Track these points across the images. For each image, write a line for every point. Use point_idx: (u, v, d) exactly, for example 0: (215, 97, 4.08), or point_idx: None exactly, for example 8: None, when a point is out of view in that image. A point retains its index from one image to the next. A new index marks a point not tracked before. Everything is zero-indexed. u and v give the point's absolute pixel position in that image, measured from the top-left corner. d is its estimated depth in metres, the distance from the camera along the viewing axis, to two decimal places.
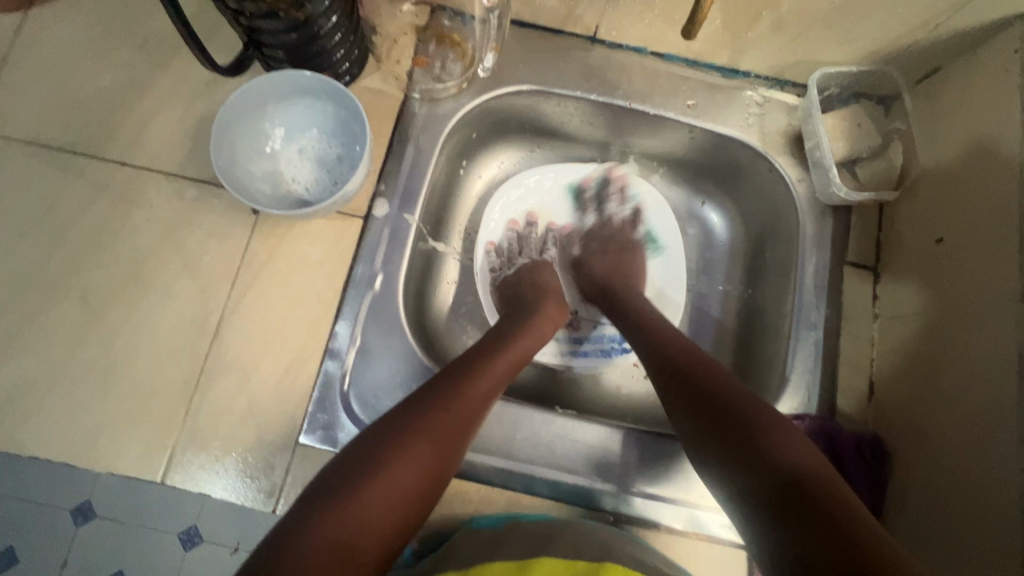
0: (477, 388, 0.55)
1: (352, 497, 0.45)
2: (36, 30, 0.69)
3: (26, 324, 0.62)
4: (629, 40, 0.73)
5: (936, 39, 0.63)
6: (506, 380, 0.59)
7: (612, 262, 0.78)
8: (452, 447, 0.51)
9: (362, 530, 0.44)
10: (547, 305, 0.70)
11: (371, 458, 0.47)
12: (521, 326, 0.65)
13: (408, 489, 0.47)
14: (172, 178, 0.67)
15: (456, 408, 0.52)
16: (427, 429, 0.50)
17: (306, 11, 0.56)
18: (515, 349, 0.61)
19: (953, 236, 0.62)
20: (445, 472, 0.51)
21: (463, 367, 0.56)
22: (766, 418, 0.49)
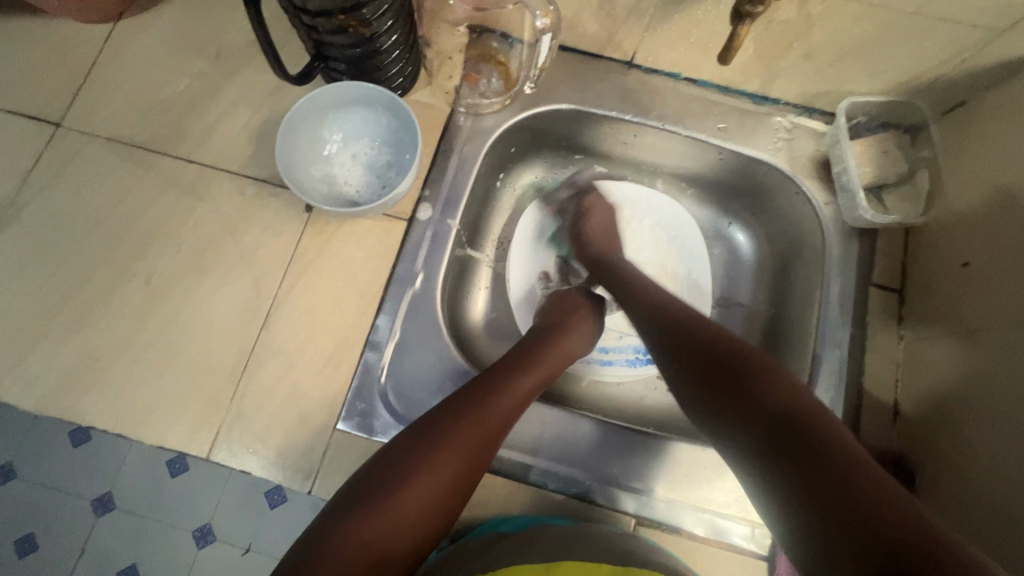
0: (502, 404, 0.55)
1: (384, 505, 0.47)
2: (122, 39, 0.77)
3: (92, 304, 0.67)
4: (664, 65, 0.77)
5: (963, 73, 0.66)
6: (533, 393, 0.60)
7: (603, 226, 0.79)
8: (483, 458, 0.52)
9: (394, 537, 0.46)
10: (584, 318, 0.71)
11: (402, 467, 0.49)
12: (552, 340, 0.66)
13: (439, 499, 0.49)
14: (234, 177, 0.72)
15: (481, 421, 0.53)
16: (458, 442, 0.51)
17: (372, 28, 0.61)
18: (541, 366, 0.62)
19: (980, 260, 0.63)
20: (475, 481, 0.52)
21: (491, 380, 0.57)
22: (760, 371, 0.50)
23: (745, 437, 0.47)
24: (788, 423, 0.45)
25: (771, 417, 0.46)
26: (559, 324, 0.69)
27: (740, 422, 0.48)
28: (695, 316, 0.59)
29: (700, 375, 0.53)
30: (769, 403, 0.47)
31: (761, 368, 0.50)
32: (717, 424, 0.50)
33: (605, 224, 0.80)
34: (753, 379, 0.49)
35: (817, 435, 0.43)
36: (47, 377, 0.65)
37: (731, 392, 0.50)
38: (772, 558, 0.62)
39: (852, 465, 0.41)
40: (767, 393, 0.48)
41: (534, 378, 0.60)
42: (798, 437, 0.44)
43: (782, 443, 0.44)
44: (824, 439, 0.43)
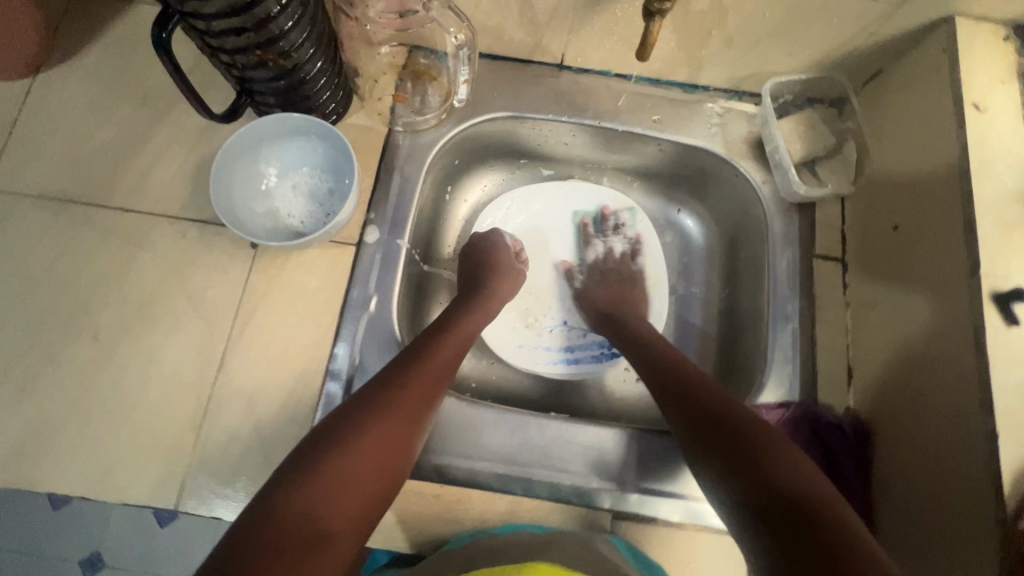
0: (432, 367, 0.60)
1: (322, 470, 0.49)
2: (43, 93, 0.75)
3: (39, 367, 0.66)
4: (594, 64, 0.78)
5: (873, 45, 0.69)
6: (455, 362, 0.64)
7: (612, 293, 0.81)
8: (413, 427, 0.56)
9: (331, 504, 0.48)
10: (498, 284, 0.75)
11: (338, 435, 0.52)
12: (470, 305, 0.71)
13: (374, 467, 0.52)
14: (174, 221, 0.71)
15: (413, 384, 0.58)
16: (387, 411, 0.55)
17: (293, 59, 0.62)
18: (462, 328, 0.67)
19: (907, 222, 0.65)
20: (411, 448, 0.55)
21: (419, 349, 0.62)
22: (727, 404, 0.57)
23: (743, 504, 0.50)
24: (757, 451, 0.52)
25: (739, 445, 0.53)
26: (479, 283, 0.74)
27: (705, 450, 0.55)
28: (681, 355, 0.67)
29: (706, 444, 0.55)
30: (782, 473, 0.49)
31: (772, 441, 0.52)
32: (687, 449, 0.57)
33: (614, 286, 0.83)
34: (721, 407, 0.57)
35: (777, 461, 0.50)
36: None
37: (702, 422, 0.57)
38: None
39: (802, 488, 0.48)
40: (736, 423, 0.55)
41: (458, 342, 0.65)
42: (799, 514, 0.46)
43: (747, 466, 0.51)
44: (785, 463, 0.50)
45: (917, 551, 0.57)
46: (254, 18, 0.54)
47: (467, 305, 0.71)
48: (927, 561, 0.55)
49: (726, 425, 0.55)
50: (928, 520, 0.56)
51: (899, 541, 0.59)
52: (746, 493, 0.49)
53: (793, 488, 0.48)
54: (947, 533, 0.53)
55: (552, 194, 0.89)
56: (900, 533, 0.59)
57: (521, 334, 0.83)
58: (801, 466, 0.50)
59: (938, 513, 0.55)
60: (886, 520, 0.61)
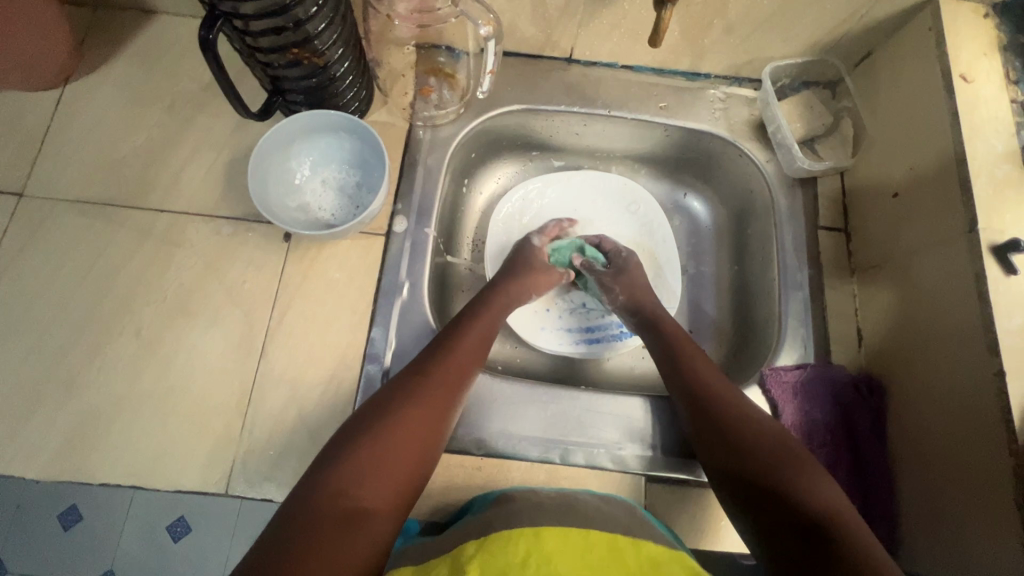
0: (458, 361, 0.63)
1: (357, 455, 0.53)
2: (73, 102, 0.78)
3: (85, 364, 0.67)
4: (601, 57, 0.83)
5: (862, 28, 0.74)
6: (481, 355, 0.67)
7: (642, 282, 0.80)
8: (441, 416, 0.59)
9: (366, 485, 0.51)
10: (528, 280, 0.78)
11: (368, 428, 0.55)
12: (490, 297, 0.74)
13: (407, 453, 0.55)
14: (208, 219, 0.74)
15: (440, 379, 0.61)
16: (415, 404, 0.58)
17: (325, 58, 0.65)
18: (484, 325, 0.69)
19: (906, 188, 0.70)
20: (437, 441, 0.58)
21: (446, 343, 0.65)
22: (743, 412, 0.60)
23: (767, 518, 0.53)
24: (772, 463, 0.55)
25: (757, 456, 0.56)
26: (506, 279, 0.77)
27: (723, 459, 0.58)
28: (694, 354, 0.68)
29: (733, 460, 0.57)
30: (804, 493, 0.52)
31: (797, 462, 0.55)
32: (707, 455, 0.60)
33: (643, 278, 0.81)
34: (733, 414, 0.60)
35: (790, 474, 0.54)
36: (48, 444, 0.65)
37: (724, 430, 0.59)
38: None
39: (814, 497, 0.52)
40: (759, 440, 0.57)
41: (481, 337, 0.68)
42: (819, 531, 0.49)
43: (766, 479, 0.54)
44: (798, 475, 0.54)
45: (937, 490, 0.60)
46: (294, 17, 0.57)
47: (490, 297, 0.74)
48: (948, 497, 0.59)
49: (740, 437, 0.58)
50: (944, 460, 0.60)
51: (919, 483, 0.63)
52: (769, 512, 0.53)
53: (815, 509, 0.51)
54: (964, 469, 0.57)
55: (565, 182, 0.92)
56: (920, 476, 0.63)
57: (543, 317, 0.87)
58: (812, 477, 0.54)
59: (954, 451, 0.58)
60: (903, 466, 0.65)
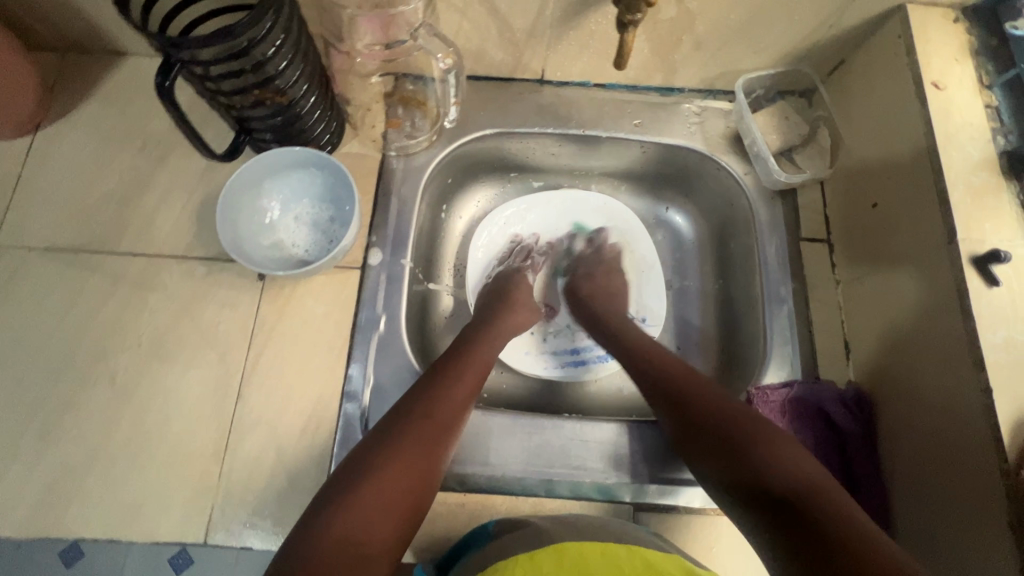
0: (456, 393, 0.60)
1: (353, 497, 0.49)
2: (44, 148, 0.77)
3: (60, 415, 0.67)
4: (574, 76, 0.82)
5: (833, 37, 0.73)
6: (479, 385, 0.64)
7: (595, 286, 0.82)
8: (438, 448, 0.56)
9: (367, 529, 0.48)
10: (511, 313, 0.76)
11: (368, 465, 0.52)
12: (484, 330, 0.71)
13: (404, 490, 0.52)
14: (182, 260, 0.73)
15: (438, 411, 0.58)
16: (412, 438, 0.55)
17: (289, 95, 0.64)
18: (479, 354, 0.67)
19: (884, 199, 0.69)
20: (437, 474, 0.55)
21: (440, 373, 0.62)
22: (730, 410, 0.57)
23: (741, 494, 0.52)
24: (768, 466, 0.51)
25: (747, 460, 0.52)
26: (495, 313, 0.75)
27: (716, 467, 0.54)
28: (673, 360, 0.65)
29: (702, 442, 0.56)
30: (771, 466, 0.51)
31: (760, 436, 0.53)
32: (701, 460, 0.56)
33: (597, 278, 0.83)
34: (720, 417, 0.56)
35: (760, 446, 0.52)
36: (24, 499, 0.64)
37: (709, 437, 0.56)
38: None
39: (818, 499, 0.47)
40: (723, 417, 0.56)
41: (477, 368, 0.65)
42: (791, 505, 0.48)
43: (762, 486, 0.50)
44: (804, 477, 0.49)
45: (929, 510, 0.59)
46: (252, 60, 0.57)
47: (481, 329, 0.71)
48: (940, 518, 0.57)
49: (706, 416, 0.57)
50: (935, 477, 0.58)
51: (911, 501, 0.61)
52: (744, 486, 0.51)
53: (790, 481, 0.49)
54: (956, 487, 0.56)
55: (544, 203, 0.92)
56: (912, 496, 0.61)
57: (528, 341, 0.85)
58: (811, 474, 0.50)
59: (944, 467, 0.57)
60: (895, 484, 0.63)
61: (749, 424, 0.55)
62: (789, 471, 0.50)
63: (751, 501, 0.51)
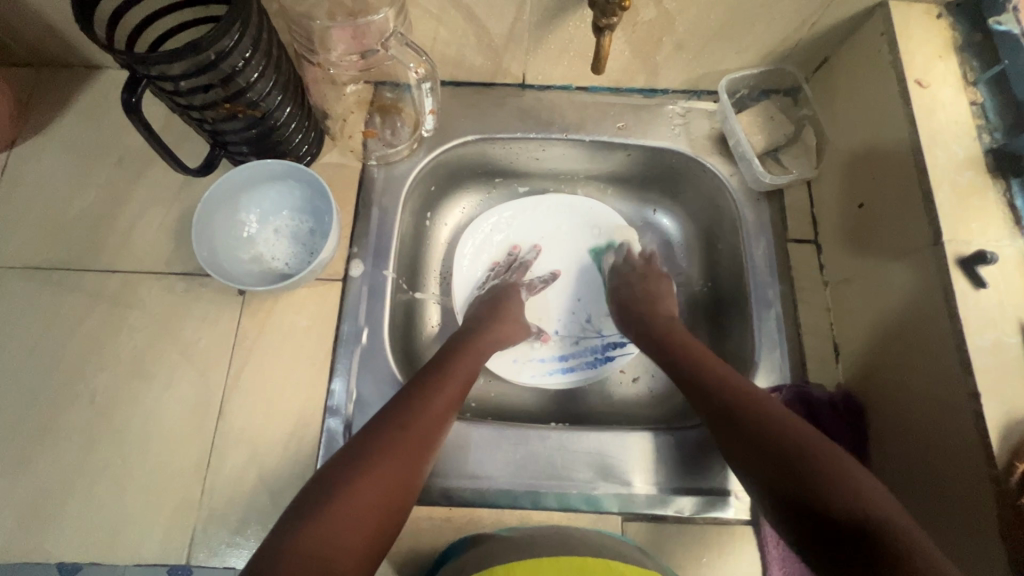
0: (435, 406, 0.59)
1: (324, 509, 0.48)
2: (19, 166, 0.76)
3: (39, 437, 0.66)
4: (555, 80, 0.81)
5: (816, 35, 0.72)
6: (460, 399, 0.63)
7: (652, 286, 0.80)
8: (416, 461, 0.55)
9: (338, 541, 0.47)
10: (496, 322, 0.75)
11: (340, 478, 0.51)
12: (468, 340, 0.70)
13: (379, 500, 0.51)
14: (160, 277, 0.72)
15: (416, 424, 0.57)
16: (389, 450, 0.54)
17: (262, 108, 0.63)
18: (461, 366, 0.66)
19: (870, 199, 0.68)
20: (412, 489, 0.54)
21: (420, 385, 0.61)
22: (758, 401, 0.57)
23: (800, 522, 0.49)
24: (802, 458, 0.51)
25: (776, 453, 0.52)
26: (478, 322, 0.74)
27: (739, 457, 0.55)
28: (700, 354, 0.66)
29: (755, 464, 0.53)
30: (839, 494, 0.47)
31: (824, 458, 0.50)
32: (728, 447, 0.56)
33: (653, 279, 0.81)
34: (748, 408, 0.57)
35: (824, 472, 0.49)
36: (4, 522, 0.63)
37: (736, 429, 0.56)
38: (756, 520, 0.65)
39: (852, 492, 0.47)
40: (779, 438, 0.53)
41: (460, 381, 0.64)
42: (863, 539, 0.45)
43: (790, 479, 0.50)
44: (832, 473, 0.49)
45: (920, 516, 0.58)
46: (221, 73, 0.56)
47: (466, 340, 0.70)
48: (931, 525, 0.56)
49: (762, 434, 0.54)
50: (924, 483, 0.57)
51: (902, 508, 0.60)
52: (805, 515, 0.48)
53: (859, 512, 0.46)
54: (946, 495, 0.55)
55: (530, 208, 0.90)
56: (902, 502, 0.60)
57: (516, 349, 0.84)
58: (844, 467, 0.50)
59: (934, 472, 0.56)
60: (886, 489, 0.62)
61: (808, 446, 0.51)
62: (859, 502, 0.47)
63: (812, 529, 0.48)
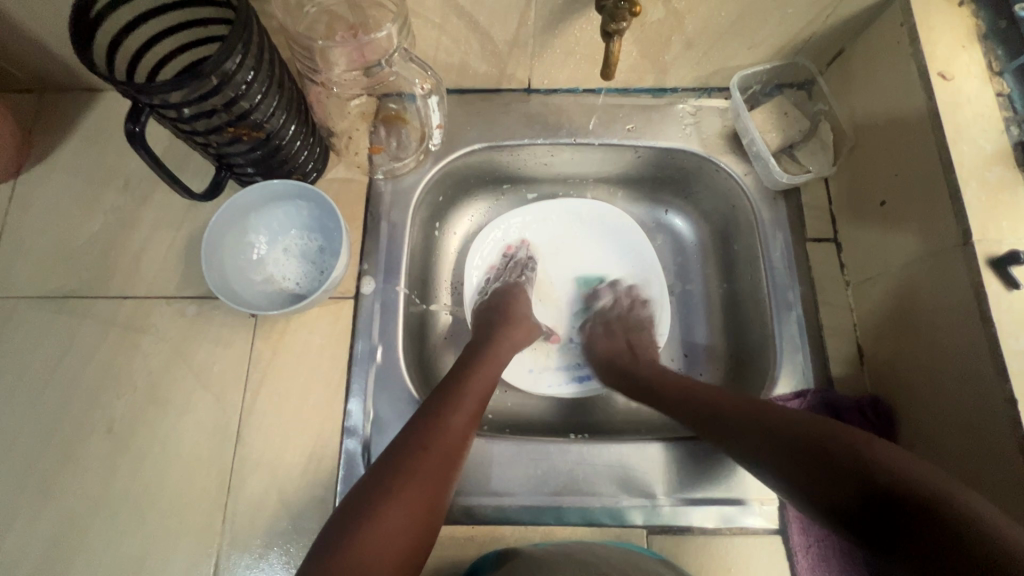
0: (453, 423, 0.58)
1: (357, 535, 0.48)
2: (26, 193, 0.76)
3: (60, 466, 0.66)
4: (562, 83, 0.79)
5: (831, 27, 0.70)
6: (479, 412, 0.62)
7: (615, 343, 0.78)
8: (442, 480, 0.54)
9: (377, 558, 0.47)
10: (510, 329, 0.74)
11: (366, 507, 0.50)
12: (484, 351, 0.69)
13: (407, 526, 0.50)
14: (172, 301, 0.72)
15: (437, 443, 0.56)
16: (415, 471, 0.53)
17: (266, 129, 0.62)
18: (479, 379, 0.64)
19: (893, 196, 0.66)
20: (438, 511, 0.53)
21: (437, 403, 0.60)
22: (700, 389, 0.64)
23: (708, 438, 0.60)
24: (825, 458, 0.50)
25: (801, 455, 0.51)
26: (493, 329, 0.73)
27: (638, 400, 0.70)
28: (698, 384, 0.65)
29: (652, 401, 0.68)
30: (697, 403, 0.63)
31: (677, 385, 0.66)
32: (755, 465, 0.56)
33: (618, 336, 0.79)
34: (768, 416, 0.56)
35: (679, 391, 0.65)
36: (30, 553, 0.63)
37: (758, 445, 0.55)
38: (785, 529, 0.64)
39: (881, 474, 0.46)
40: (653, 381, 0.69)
41: (477, 393, 0.63)
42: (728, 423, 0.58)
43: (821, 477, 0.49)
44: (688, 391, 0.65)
45: None
46: (225, 97, 0.55)
47: (481, 351, 0.69)
48: None
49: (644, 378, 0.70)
50: None
51: None
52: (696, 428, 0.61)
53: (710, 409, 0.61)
54: (981, 502, 0.53)
55: (531, 215, 0.89)
56: None
57: (531, 358, 0.83)
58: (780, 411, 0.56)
59: (971, 479, 0.54)
60: None
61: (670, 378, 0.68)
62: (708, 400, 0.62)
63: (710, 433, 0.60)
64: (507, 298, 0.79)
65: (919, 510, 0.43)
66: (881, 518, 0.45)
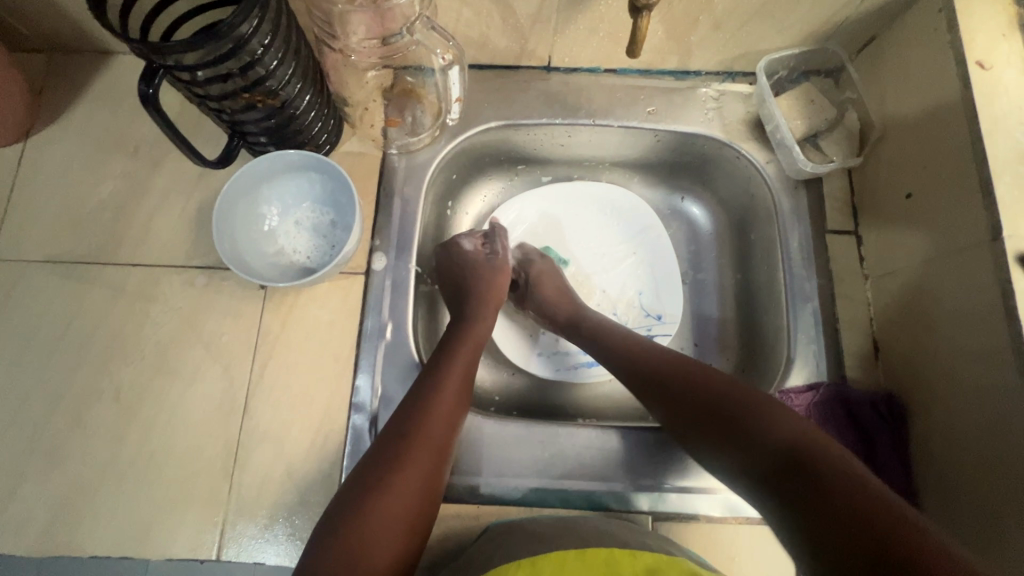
0: (444, 410, 0.57)
1: (351, 523, 0.48)
2: (35, 156, 0.75)
3: (68, 431, 0.66)
4: (582, 63, 0.77)
5: (865, 12, 0.68)
6: (466, 396, 0.61)
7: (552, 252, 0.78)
8: (434, 469, 0.53)
9: (377, 546, 0.47)
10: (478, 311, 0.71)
11: (361, 495, 0.49)
12: (462, 333, 0.67)
13: (403, 514, 0.50)
14: (182, 270, 0.71)
15: (429, 431, 0.55)
16: (409, 459, 0.52)
17: (281, 97, 0.61)
18: (461, 362, 0.62)
19: (920, 189, 0.64)
20: (433, 499, 0.53)
21: (426, 388, 0.58)
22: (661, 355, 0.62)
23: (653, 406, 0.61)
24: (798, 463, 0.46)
25: (771, 456, 0.48)
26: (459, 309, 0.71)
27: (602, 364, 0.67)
28: (661, 349, 0.64)
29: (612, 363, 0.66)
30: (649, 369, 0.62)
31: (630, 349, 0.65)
32: (733, 478, 0.52)
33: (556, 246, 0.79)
34: (758, 420, 0.51)
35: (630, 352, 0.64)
36: (39, 515, 0.63)
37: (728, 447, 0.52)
38: None
39: (853, 487, 0.43)
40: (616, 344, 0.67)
41: (462, 377, 0.61)
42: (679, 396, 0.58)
43: (780, 487, 0.47)
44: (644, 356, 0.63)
45: (965, 516, 0.56)
46: (241, 62, 0.53)
47: (461, 332, 0.67)
48: (975, 525, 0.55)
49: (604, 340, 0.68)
50: (972, 485, 0.56)
51: (946, 507, 0.59)
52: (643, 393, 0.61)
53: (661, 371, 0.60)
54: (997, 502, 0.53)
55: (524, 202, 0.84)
56: (946, 501, 0.59)
57: (534, 342, 0.82)
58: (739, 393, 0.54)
59: (988, 478, 0.54)
60: (929, 488, 0.61)
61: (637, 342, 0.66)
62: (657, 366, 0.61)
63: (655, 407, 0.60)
64: (490, 278, 0.73)
65: (883, 522, 0.40)
66: (810, 511, 0.44)
